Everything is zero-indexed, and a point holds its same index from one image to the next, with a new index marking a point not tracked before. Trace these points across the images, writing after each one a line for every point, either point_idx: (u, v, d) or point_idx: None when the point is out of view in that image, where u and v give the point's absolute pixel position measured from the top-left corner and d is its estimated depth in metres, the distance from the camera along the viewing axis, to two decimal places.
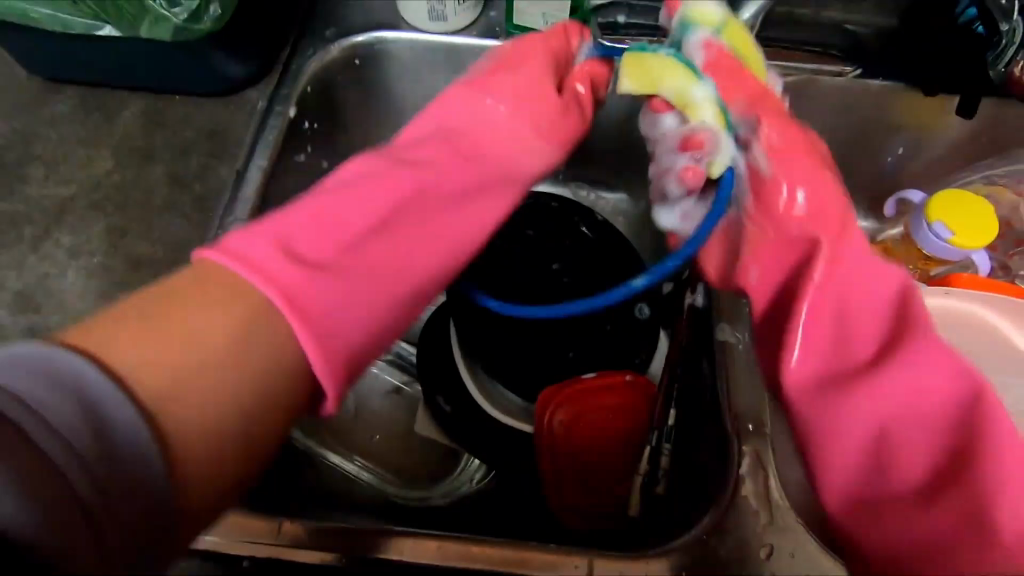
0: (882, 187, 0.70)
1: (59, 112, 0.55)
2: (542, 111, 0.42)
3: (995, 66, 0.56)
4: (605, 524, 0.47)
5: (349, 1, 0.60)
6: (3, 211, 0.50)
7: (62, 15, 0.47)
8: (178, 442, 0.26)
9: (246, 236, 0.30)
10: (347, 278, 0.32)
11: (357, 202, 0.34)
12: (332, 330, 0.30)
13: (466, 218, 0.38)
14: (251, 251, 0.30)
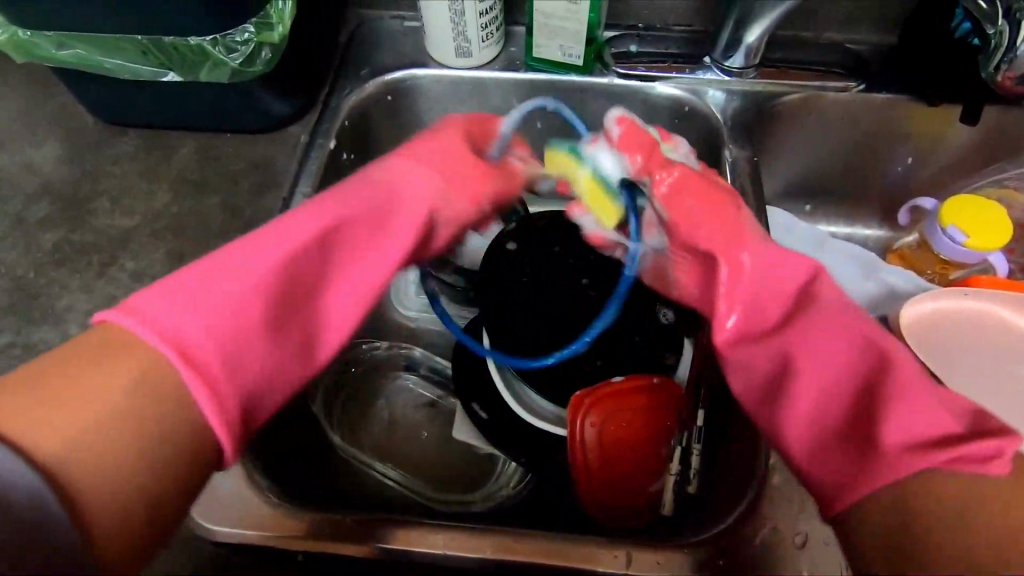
0: (893, 196, 0.72)
1: (124, 152, 0.60)
2: (460, 173, 0.48)
3: (986, 68, 0.55)
4: (639, 523, 0.48)
5: (381, 44, 0.66)
6: (75, 241, 0.55)
7: (131, 65, 0.52)
8: (93, 506, 0.30)
9: (146, 298, 0.35)
10: (246, 333, 0.37)
11: (249, 259, 0.39)
12: (232, 381, 0.35)
13: (368, 268, 0.44)
14: (149, 312, 0.34)
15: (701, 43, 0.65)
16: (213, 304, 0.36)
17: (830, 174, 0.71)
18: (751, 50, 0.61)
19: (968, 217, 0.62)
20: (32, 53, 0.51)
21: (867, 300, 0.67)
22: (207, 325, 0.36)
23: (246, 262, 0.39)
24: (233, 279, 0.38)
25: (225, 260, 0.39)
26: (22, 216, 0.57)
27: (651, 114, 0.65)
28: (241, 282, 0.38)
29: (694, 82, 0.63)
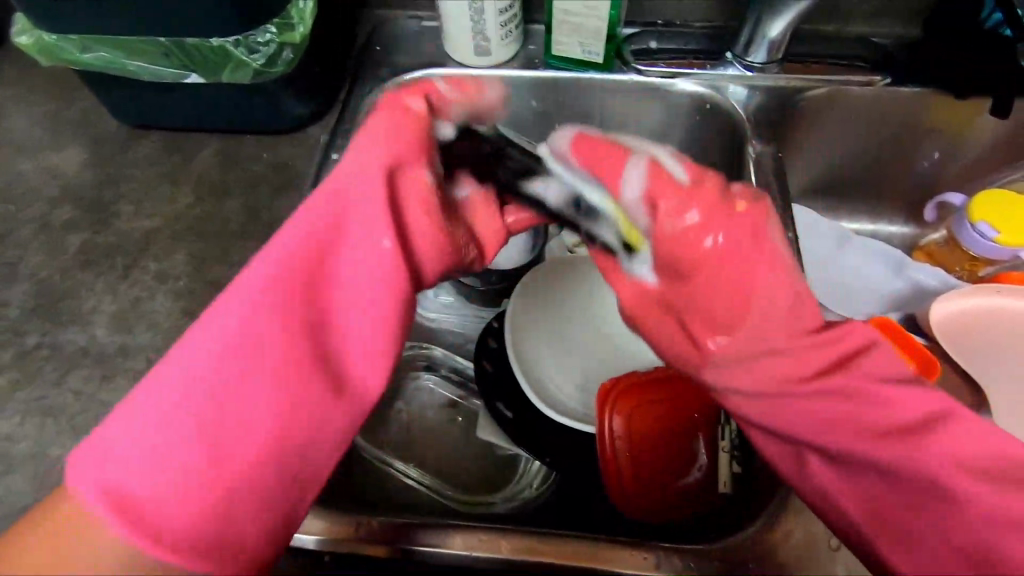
0: (920, 191, 0.71)
1: (146, 155, 0.61)
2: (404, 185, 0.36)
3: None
4: (674, 515, 0.47)
5: (400, 44, 0.66)
6: (100, 243, 0.56)
7: (154, 66, 0.53)
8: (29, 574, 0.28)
9: (85, 463, 0.29)
10: (183, 447, 0.30)
11: (185, 369, 0.31)
12: (164, 509, 0.29)
13: (261, 330, 0.33)
14: (92, 480, 0.29)
15: (723, 38, 0.64)
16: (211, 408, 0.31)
17: (854, 171, 0.70)
18: (773, 45, 0.61)
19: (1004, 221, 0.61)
20: (57, 56, 0.51)
21: (893, 298, 0.66)
22: (137, 471, 0.29)
23: (238, 411, 0.31)
24: (199, 415, 0.31)
25: (218, 349, 0.32)
26: (48, 219, 0.57)
27: (672, 112, 0.64)
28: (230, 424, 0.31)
29: (714, 78, 0.62)
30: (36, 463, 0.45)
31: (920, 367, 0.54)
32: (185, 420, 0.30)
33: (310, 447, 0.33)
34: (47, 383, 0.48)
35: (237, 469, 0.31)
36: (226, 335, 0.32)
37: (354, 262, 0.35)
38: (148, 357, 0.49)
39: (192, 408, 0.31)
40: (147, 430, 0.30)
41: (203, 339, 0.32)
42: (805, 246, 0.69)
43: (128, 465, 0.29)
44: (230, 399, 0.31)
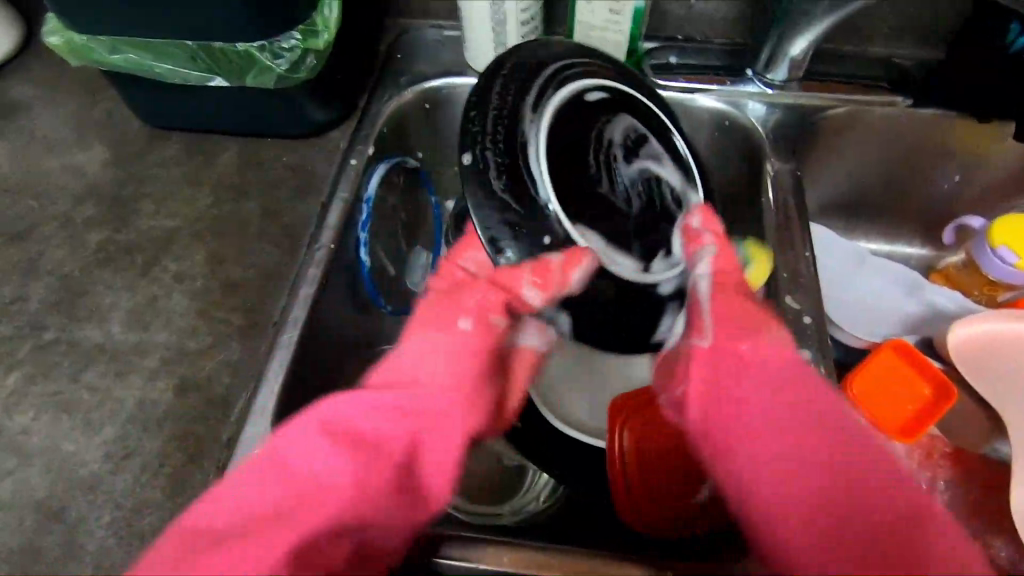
0: (938, 213, 0.70)
1: (168, 155, 0.61)
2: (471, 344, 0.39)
3: None
4: (683, 533, 0.47)
5: (421, 53, 0.66)
6: (120, 241, 0.56)
7: (181, 69, 0.53)
8: None
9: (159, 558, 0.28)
10: (255, 536, 0.29)
11: (271, 478, 0.32)
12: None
13: (336, 455, 0.33)
14: (157, 569, 0.28)
15: (743, 54, 0.64)
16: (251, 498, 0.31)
17: (872, 191, 0.69)
18: (795, 63, 0.60)
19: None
20: (86, 56, 0.52)
21: (912, 321, 0.66)
22: (187, 562, 0.28)
23: (272, 525, 0.30)
24: (276, 484, 0.32)
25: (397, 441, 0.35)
26: (70, 216, 0.58)
27: (690, 127, 0.64)
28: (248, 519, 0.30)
29: (734, 94, 0.62)
30: (49, 457, 0.45)
31: (936, 392, 0.54)
32: (232, 518, 0.30)
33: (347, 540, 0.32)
34: (63, 378, 0.49)
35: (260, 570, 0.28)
36: (313, 441, 0.34)
37: (435, 417, 0.37)
38: (163, 356, 0.49)
39: (252, 510, 0.30)
40: (276, 531, 0.30)
41: (289, 451, 0.33)
42: (822, 266, 0.69)
43: (204, 558, 0.28)
44: (293, 514, 0.31)
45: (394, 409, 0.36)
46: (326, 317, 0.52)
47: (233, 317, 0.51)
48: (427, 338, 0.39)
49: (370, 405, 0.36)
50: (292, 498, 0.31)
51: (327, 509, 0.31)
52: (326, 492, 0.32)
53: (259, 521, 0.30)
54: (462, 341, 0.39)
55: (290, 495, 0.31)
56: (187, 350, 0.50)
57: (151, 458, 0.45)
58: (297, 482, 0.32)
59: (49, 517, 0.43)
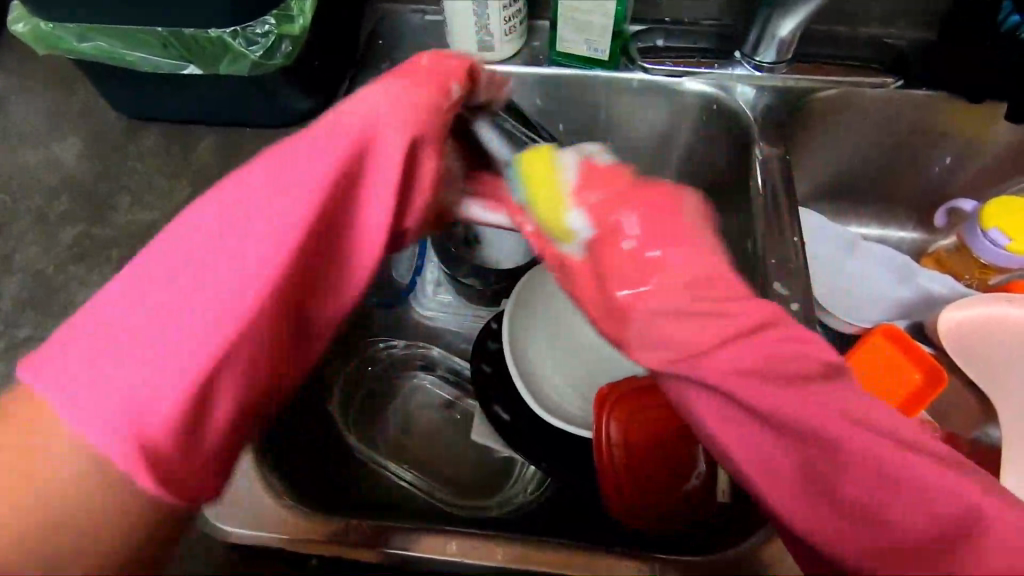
0: (931, 196, 0.69)
1: (144, 147, 0.60)
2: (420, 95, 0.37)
3: None
4: (675, 524, 0.46)
5: (403, 39, 0.65)
6: (96, 236, 0.55)
7: (153, 58, 0.52)
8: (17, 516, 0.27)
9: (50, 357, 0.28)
10: (144, 368, 0.28)
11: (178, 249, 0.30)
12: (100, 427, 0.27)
13: (229, 270, 0.30)
14: (48, 375, 0.28)
15: (731, 37, 0.63)
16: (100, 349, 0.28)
17: (863, 175, 0.68)
18: (784, 44, 0.59)
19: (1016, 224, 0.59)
20: (55, 46, 0.51)
21: (902, 305, 0.65)
22: (89, 399, 0.27)
23: (187, 308, 0.29)
24: (163, 313, 0.29)
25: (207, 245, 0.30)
26: (45, 211, 0.57)
27: (678, 112, 0.63)
28: (200, 294, 0.29)
29: (722, 77, 0.61)
30: None
31: (926, 376, 0.53)
32: (134, 339, 0.28)
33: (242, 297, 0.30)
34: None
35: (190, 324, 0.29)
36: (200, 265, 0.30)
37: (298, 155, 0.32)
38: None
39: (157, 328, 0.29)
40: (142, 360, 0.28)
41: (200, 266, 0.30)
42: (812, 252, 0.68)
43: (101, 368, 0.27)
44: (196, 267, 0.30)
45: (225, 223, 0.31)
46: None
47: None
48: (397, 141, 0.34)
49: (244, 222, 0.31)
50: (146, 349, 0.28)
51: (222, 306, 0.30)
52: (159, 335, 0.29)
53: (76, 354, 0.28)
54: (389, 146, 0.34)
55: (162, 307, 0.29)
56: None
57: None
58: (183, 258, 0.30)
59: None
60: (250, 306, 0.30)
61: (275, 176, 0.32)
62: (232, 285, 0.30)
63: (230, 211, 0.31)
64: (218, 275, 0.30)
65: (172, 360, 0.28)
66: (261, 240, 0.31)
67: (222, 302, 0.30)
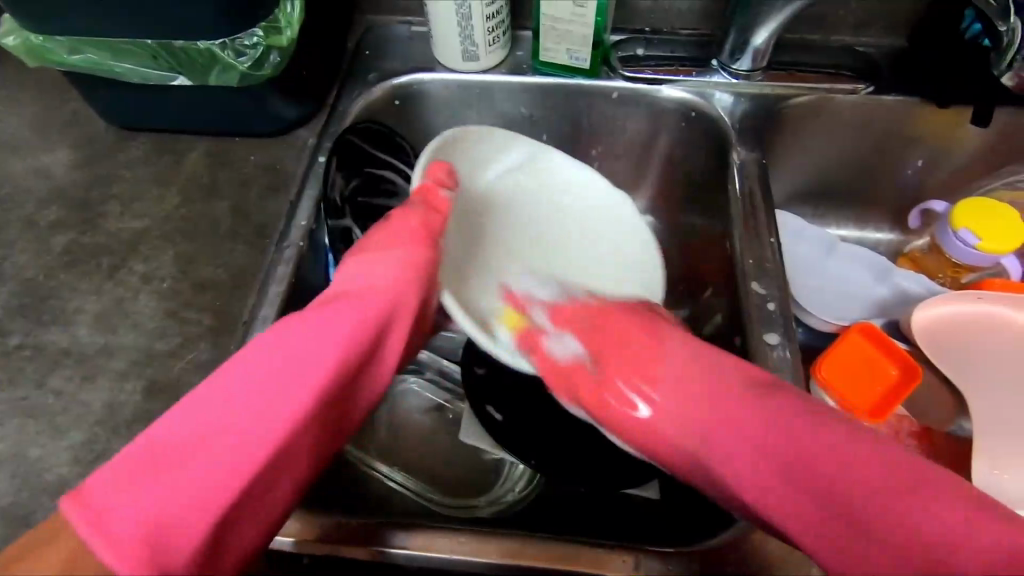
0: (905, 198, 0.71)
1: (134, 156, 0.61)
2: (404, 236, 0.46)
3: (999, 66, 0.53)
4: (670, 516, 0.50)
5: (389, 49, 0.66)
6: (87, 243, 0.56)
7: (142, 68, 0.53)
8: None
9: (99, 479, 0.32)
10: (188, 469, 0.33)
11: (244, 380, 0.37)
12: (161, 530, 0.31)
13: (257, 383, 0.37)
14: (101, 496, 0.31)
15: (710, 46, 0.65)
16: (189, 480, 0.33)
17: (838, 179, 0.70)
18: (759, 53, 0.61)
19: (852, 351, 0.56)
20: (43, 57, 0.52)
21: (875, 303, 0.67)
22: (169, 470, 0.33)
23: (207, 428, 0.34)
24: (225, 425, 0.35)
25: (265, 380, 0.37)
26: (35, 219, 0.57)
27: (658, 119, 0.65)
28: (262, 418, 0.36)
29: (701, 85, 0.63)
30: (17, 464, 0.45)
31: (902, 372, 0.55)
32: (213, 453, 0.34)
33: (275, 403, 0.36)
34: (30, 383, 0.48)
35: (247, 437, 0.35)
36: (251, 374, 0.37)
37: (359, 293, 0.43)
38: (133, 358, 0.49)
39: (234, 429, 0.35)
40: (202, 450, 0.34)
41: (234, 388, 0.36)
42: (790, 252, 0.70)
43: (160, 472, 0.32)
44: (238, 406, 0.36)
45: (278, 369, 0.37)
46: (296, 314, 0.52)
47: (202, 317, 0.51)
48: (397, 263, 0.44)
49: (287, 353, 0.38)
50: (237, 470, 0.34)
51: (269, 416, 0.36)
52: (246, 459, 0.34)
53: (172, 506, 0.32)
54: (383, 268, 0.44)
55: (225, 416, 0.35)
56: (157, 351, 0.49)
57: None
58: (243, 398, 0.36)
59: (16, 523, 0.43)
60: (280, 413, 0.36)
61: (286, 346, 0.38)
62: (280, 405, 0.36)
63: (244, 363, 0.37)
64: (289, 402, 0.36)
65: (269, 422, 0.35)
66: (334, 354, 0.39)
67: (203, 476, 0.33)
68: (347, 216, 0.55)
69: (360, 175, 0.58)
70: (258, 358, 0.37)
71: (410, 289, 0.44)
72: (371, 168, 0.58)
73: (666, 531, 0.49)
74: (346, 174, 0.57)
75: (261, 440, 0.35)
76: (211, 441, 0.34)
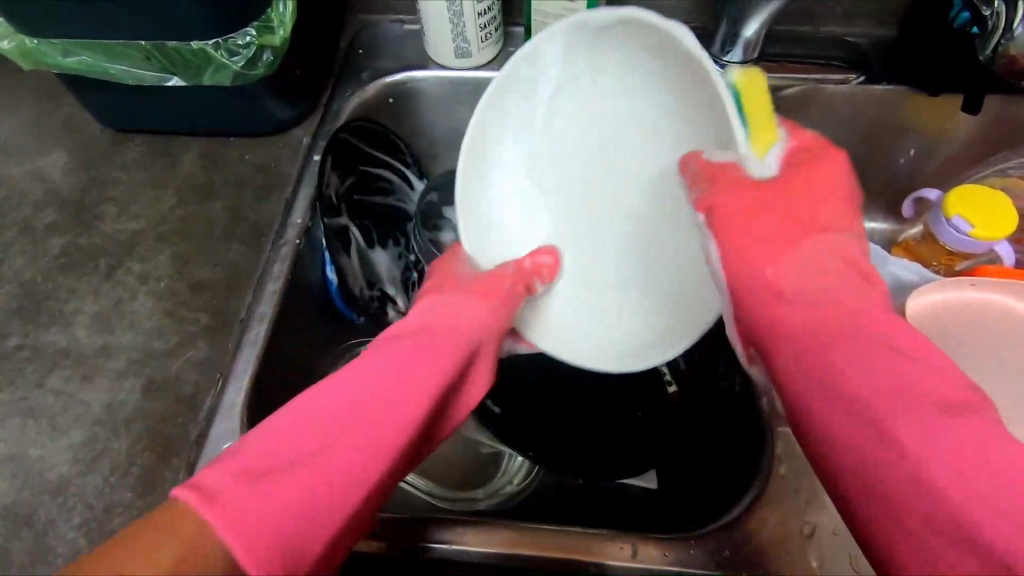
0: (898, 187, 0.72)
1: (129, 158, 0.61)
2: (497, 283, 0.43)
3: (982, 51, 0.55)
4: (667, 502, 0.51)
5: (383, 48, 0.66)
6: (84, 245, 0.56)
7: (136, 70, 0.53)
8: None
9: (232, 479, 0.29)
10: (317, 471, 0.31)
11: (354, 385, 0.35)
12: (264, 529, 0.28)
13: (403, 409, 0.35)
14: (235, 496, 0.29)
15: (701, 39, 0.65)
16: (332, 474, 0.31)
17: None
18: (750, 45, 0.61)
19: (763, 109, 0.39)
20: (38, 60, 0.52)
21: None
22: (275, 476, 0.30)
23: (342, 443, 0.32)
24: (318, 426, 0.33)
25: (357, 406, 0.34)
26: (32, 222, 0.57)
27: None
28: (379, 433, 0.33)
29: None
30: (18, 464, 0.45)
31: None
32: (337, 458, 0.32)
33: (394, 411, 0.34)
34: (29, 384, 0.49)
35: (360, 444, 0.32)
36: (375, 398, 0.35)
37: (441, 324, 0.42)
38: (132, 357, 0.49)
39: (365, 451, 0.32)
40: (348, 457, 0.32)
41: (346, 393, 0.35)
42: None
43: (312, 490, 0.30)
44: (353, 425, 0.33)
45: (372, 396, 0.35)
46: (293, 312, 0.52)
47: (199, 317, 0.51)
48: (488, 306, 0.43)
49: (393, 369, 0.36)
50: (354, 474, 0.32)
51: (376, 436, 0.33)
52: (383, 447, 0.33)
53: (282, 507, 0.29)
54: (466, 309, 0.42)
55: (360, 429, 0.33)
56: (155, 351, 0.50)
57: (120, 460, 0.45)
58: (347, 418, 0.34)
59: (17, 522, 0.43)
60: (394, 437, 0.34)
61: (394, 373, 0.36)
62: (393, 414, 0.34)
63: (358, 379, 0.35)
64: (398, 420, 0.34)
65: (388, 443, 0.33)
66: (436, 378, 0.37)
67: (324, 473, 0.31)
68: (343, 215, 0.57)
69: (354, 171, 0.59)
70: (358, 375, 0.35)
71: (491, 327, 0.42)
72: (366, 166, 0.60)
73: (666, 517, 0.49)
74: (340, 173, 0.58)
75: (372, 459, 0.32)
76: (365, 454, 0.32)
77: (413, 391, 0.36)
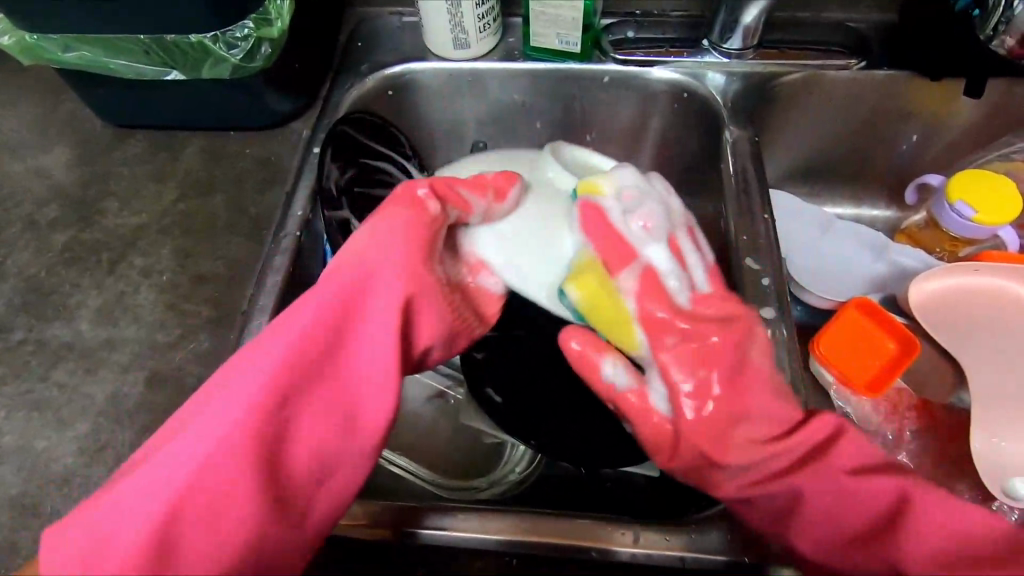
0: (900, 174, 0.71)
1: (130, 153, 0.61)
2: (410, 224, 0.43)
3: (983, 31, 0.57)
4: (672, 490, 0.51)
5: (381, 40, 0.66)
6: (87, 240, 0.56)
7: (136, 64, 0.53)
8: None
9: (60, 530, 0.32)
10: (133, 486, 0.33)
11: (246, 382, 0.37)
12: (56, 555, 0.31)
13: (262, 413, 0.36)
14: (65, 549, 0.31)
15: (700, 26, 0.65)
16: (219, 515, 0.33)
17: (833, 156, 0.70)
18: (749, 31, 0.61)
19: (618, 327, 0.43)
20: (39, 56, 0.52)
21: (875, 279, 0.67)
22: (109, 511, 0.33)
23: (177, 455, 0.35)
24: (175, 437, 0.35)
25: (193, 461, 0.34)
26: (35, 218, 0.58)
27: (650, 101, 0.65)
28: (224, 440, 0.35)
29: (693, 66, 0.63)
30: (24, 455, 0.46)
31: (900, 345, 0.54)
32: (162, 474, 0.34)
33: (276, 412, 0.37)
34: (34, 377, 0.49)
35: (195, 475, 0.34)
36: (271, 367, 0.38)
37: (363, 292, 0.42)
38: (134, 350, 0.50)
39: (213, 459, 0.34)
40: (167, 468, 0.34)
41: (236, 385, 0.37)
42: (785, 230, 0.70)
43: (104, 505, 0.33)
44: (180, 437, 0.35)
45: (201, 453, 0.34)
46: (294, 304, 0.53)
47: (201, 309, 0.52)
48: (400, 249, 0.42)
49: (236, 381, 0.37)
50: (213, 496, 0.34)
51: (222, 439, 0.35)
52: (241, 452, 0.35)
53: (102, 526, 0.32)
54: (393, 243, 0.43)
55: (225, 437, 0.35)
56: (158, 343, 0.50)
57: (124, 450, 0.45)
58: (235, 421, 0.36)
59: (24, 512, 0.43)
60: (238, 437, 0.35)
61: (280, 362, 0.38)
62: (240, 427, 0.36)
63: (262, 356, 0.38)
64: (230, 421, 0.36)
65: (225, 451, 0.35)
66: (373, 387, 0.39)
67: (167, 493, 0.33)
68: (344, 207, 0.55)
69: (352, 165, 0.57)
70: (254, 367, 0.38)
71: (415, 275, 0.42)
72: (365, 159, 0.58)
73: (664, 506, 0.50)
74: (341, 165, 0.56)
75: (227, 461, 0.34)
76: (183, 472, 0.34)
77: (233, 414, 0.36)
